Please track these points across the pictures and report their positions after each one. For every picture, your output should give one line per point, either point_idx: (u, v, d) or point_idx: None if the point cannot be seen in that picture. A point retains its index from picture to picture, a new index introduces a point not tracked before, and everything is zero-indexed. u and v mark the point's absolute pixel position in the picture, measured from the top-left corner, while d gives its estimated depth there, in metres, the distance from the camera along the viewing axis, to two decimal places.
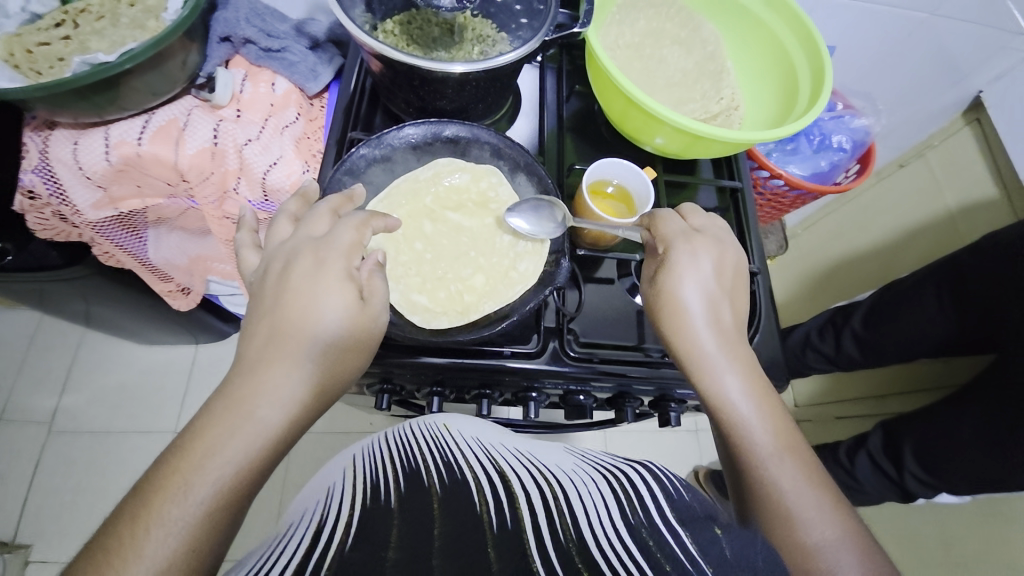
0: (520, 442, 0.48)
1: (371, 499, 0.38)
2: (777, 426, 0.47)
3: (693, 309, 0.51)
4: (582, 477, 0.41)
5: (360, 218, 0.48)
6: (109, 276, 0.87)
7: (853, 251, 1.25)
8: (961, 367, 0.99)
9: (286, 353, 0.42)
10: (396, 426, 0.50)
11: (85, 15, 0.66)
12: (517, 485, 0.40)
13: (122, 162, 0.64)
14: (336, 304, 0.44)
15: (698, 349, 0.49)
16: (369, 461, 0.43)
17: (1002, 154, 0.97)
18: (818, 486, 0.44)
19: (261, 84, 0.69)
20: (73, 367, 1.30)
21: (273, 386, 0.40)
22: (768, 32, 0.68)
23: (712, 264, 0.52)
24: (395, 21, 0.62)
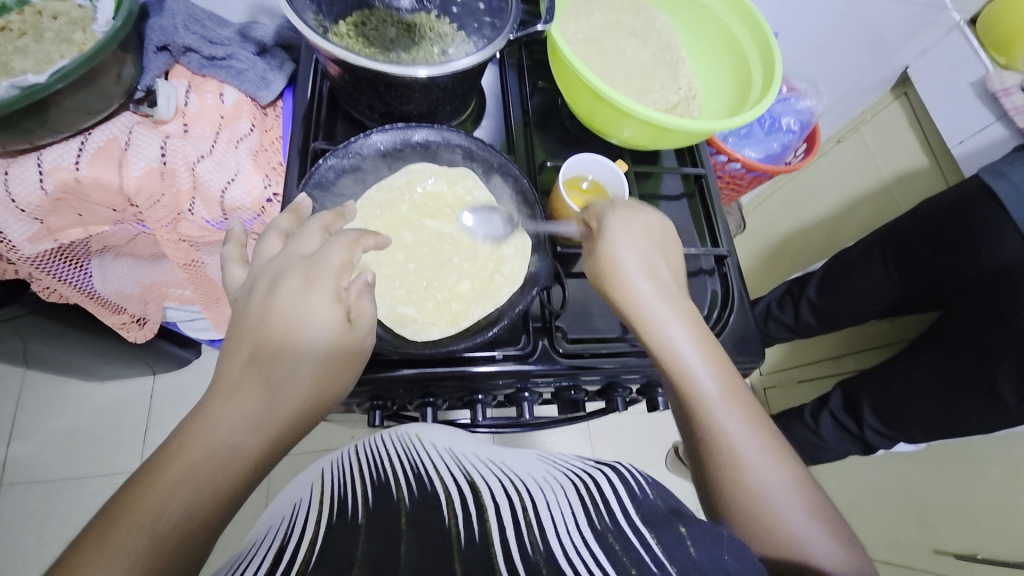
0: (493, 453, 0.47)
1: (335, 518, 0.37)
2: (720, 371, 0.46)
3: (630, 265, 0.50)
4: (552, 485, 0.41)
5: (352, 236, 0.46)
6: (52, 312, 0.80)
7: (802, 224, 1.33)
8: (907, 324, 1.07)
9: (274, 376, 0.39)
10: (368, 438, 0.50)
11: (3, 32, 0.59)
12: (487, 496, 0.39)
13: (60, 190, 0.59)
14: (323, 324, 0.41)
15: (639, 303, 0.49)
16: (337, 480, 0.42)
17: (928, 124, 1.06)
18: (762, 430, 0.44)
19: (207, 95, 0.65)
20: (15, 414, 1.19)
21: (260, 408, 0.38)
22: (718, 23, 0.70)
23: (642, 227, 0.53)
24: (348, 24, 0.59)
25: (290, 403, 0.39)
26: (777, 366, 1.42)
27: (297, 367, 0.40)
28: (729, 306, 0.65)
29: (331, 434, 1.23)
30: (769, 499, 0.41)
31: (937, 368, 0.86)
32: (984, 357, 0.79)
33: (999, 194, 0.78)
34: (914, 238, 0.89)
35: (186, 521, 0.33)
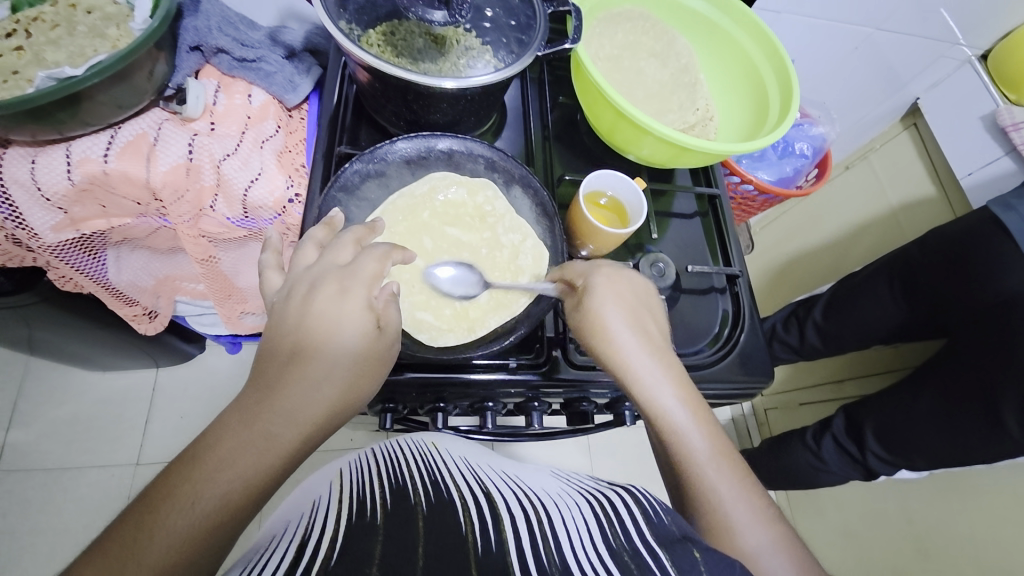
0: (509, 471, 0.48)
1: (354, 515, 0.36)
2: (710, 431, 0.46)
3: (619, 326, 0.49)
4: (567, 501, 0.42)
5: (383, 249, 0.46)
6: (64, 301, 0.80)
7: (807, 247, 1.34)
8: (911, 351, 1.08)
9: (306, 376, 0.39)
10: (386, 442, 0.52)
11: (37, 23, 0.60)
12: (503, 506, 0.39)
13: (87, 181, 0.60)
14: (355, 330, 0.41)
15: (630, 365, 0.47)
16: (358, 477, 0.43)
17: (937, 155, 1.08)
18: (749, 489, 0.45)
19: (235, 95, 0.67)
20: (16, 400, 1.19)
21: (293, 403, 0.38)
22: (738, 48, 0.72)
23: (626, 286, 0.51)
24: (378, 33, 0.60)
25: (324, 401, 0.39)
26: (779, 388, 1.42)
27: (328, 372, 0.40)
28: (740, 325, 0.65)
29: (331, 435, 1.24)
30: (763, 562, 0.41)
31: (942, 398, 0.86)
32: (987, 388, 0.79)
33: (1010, 226, 0.80)
34: (923, 266, 0.90)
35: (208, 512, 0.34)
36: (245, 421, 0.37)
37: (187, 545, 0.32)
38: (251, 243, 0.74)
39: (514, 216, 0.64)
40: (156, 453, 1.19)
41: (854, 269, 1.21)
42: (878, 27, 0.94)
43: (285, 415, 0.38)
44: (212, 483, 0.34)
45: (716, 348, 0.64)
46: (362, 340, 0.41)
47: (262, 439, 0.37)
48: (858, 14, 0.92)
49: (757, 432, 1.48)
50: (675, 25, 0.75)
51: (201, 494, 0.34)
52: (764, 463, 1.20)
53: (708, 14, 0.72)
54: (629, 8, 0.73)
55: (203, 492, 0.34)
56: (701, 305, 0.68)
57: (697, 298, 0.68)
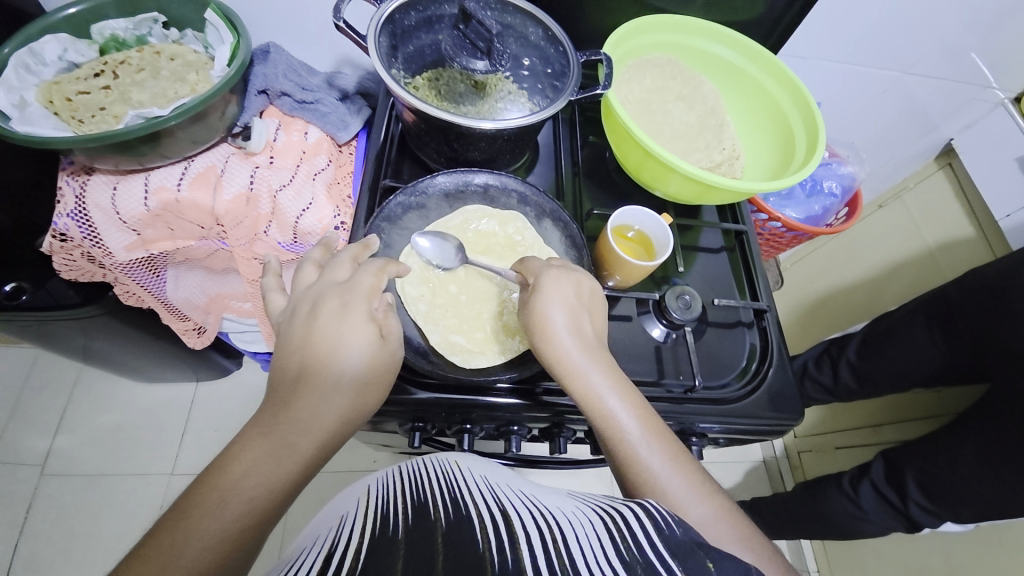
0: (528, 490, 0.46)
1: (377, 532, 0.37)
2: (644, 417, 0.48)
3: (556, 322, 0.50)
4: (581, 518, 0.39)
5: (378, 264, 0.50)
6: (124, 314, 0.87)
7: (840, 284, 1.32)
8: (954, 396, 1.03)
9: (321, 385, 0.43)
10: (411, 460, 0.52)
11: (124, 66, 0.69)
12: (518, 524, 0.37)
13: (161, 207, 0.67)
14: (359, 343, 0.45)
15: (564, 358, 0.49)
16: (382, 495, 0.44)
17: (975, 195, 1.05)
18: (686, 467, 0.46)
19: (294, 133, 0.74)
20: (68, 406, 1.27)
21: (311, 412, 0.41)
22: (763, 92, 0.75)
23: (567, 284, 0.53)
24: (424, 78, 0.67)
25: (334, 407, 0.42)
26: (813, 430, 1.37)
27: (341, 382, 0.43)
28: (768, 359, 0.65)
29: (355, 455, 1.27)
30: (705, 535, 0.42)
31: (986, 447, 0.82)
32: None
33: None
34: (962, 308, 0.88)
35: (238, 515, 0.36)
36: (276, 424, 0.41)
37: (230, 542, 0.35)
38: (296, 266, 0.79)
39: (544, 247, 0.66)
40: (189, 464, 1.24)
41: (889, 309, 1.18)
42: (906, 71, 0.96)
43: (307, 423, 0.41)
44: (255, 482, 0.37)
45: (743, 382, 0.64)
46: (369, 349, 0.45)
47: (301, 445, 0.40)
48: (885, 59, 0.93)
49: (789, 476, 1.42)
50: (702, 70, 0.78)
51: (243, 491, 0.37)
52: (795, 509, 1.15)
53: (732, 60, 0.75)
54: (657, 55, 0.77)
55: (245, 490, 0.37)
56: (728, 338, 0.68)
57: (723, 332, 0.68)
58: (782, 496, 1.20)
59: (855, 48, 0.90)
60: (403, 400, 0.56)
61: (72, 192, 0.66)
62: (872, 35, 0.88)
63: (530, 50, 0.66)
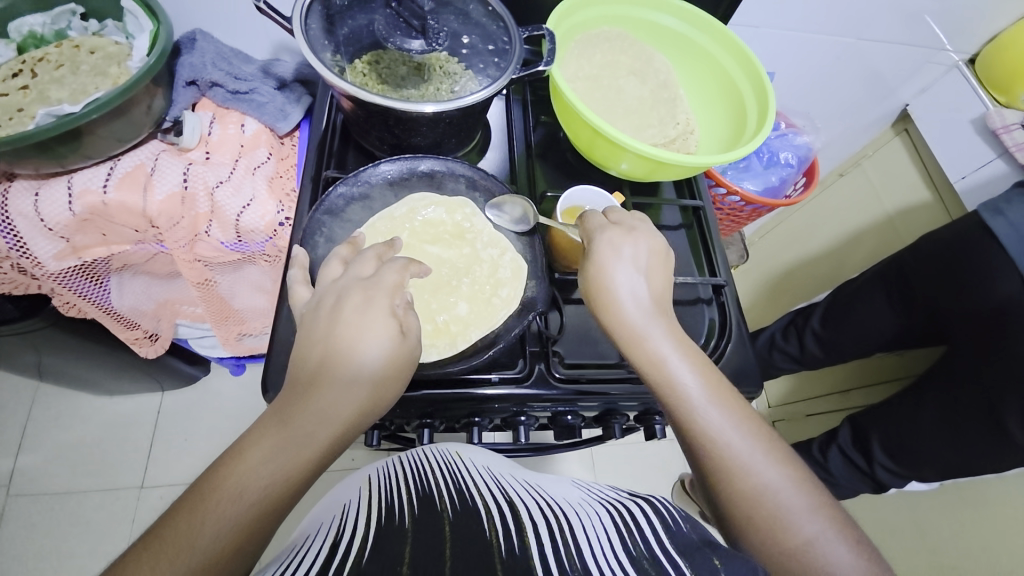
0: (531, 479, 0.49)
1: (384, 520, 0.37)
2: (708, 383, 0.47)
3: (618, 288, 0.51)
4: (587, 511, 0.41)
5: (401, 262, 0.47)
6: (70, 326, 0.83)
7: (806, 255, 1.34)
8: (912, 359, 1.07)
9: (337, 380, 0.41)
10: (410, 451, 0.53)
11: (42, 63, 0.63)
12: (526, 513, 0.39)
13: (88, 212, 0.63)
14: (378, 338, 0.42)
15: (630, 325, 0.50)
16: (386, 485, 0.44)
17: (930, 161, 1.07)
18: (753, 431, 0.46)
19: (229, 126, 0.70)
20: (25, 426, 1.21)
21: (322, 403, 0.40)
22: (715, 63, 0.73)
23: (633, 249, 0.53)
24: (364, 61, 0.65)
25: (347, 398, 0.40)
26: (785, 400, 1.40)
27: (354, 376, 0.41)
28: (726, 334, 0.65)
29: None
30: (769, 494, 0.43)
31: (946, 405, 0.84)
32: (987, 392, 0.78)
33: (996, 230, 0.78)
34: (918, 274, 0.89)
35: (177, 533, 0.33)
36: (273, 425, 0.39)
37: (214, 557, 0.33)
38: (247, 266, 0.76)
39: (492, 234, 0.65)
40: (161, 475, 1.21)
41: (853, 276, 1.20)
42: (859, 37, 0.95)
43: (309, 416, 0.39)
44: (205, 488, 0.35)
45: None
46: (387, 347, 0.42)
47: (250, 451, 0.38)
48: (837, 27, 0.92)
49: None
50: (653, 42, 0.76)
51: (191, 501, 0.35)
52: None
53: (682, 31, 0.73)
54: (607, 29, 0.74)
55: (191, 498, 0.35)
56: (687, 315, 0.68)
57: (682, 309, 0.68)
58: None
59: (806, 15, 0.89)
60: None
61: None
62: (822, 1, 0.87)
63: (473, 27, 0.63)
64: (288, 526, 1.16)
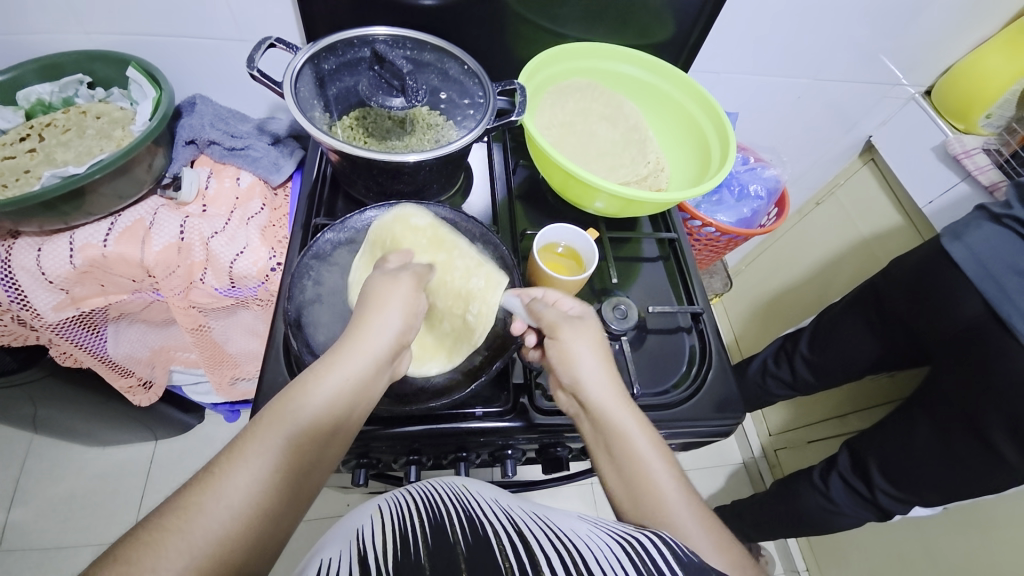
0: (540, 509, 0.44)
1: (399, 555, 0.37)
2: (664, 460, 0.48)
3: (583, 357, 0.51)
4: (600, 543, 0.36)
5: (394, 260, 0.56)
6: (67, 376, 0.84)
7: (791, 281, 1.37)
8: (904, 380, 1.07)
9: (330, 380, 0.43)
10: (421, 483, 0.51)
11: (49, 128, 0.68)
12: (539, 551, 0.35)
13: (87, 264, 0.66)
14: (391, 320, 0.49)
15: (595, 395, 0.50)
16: (398, 515, 0.43)
17: (898, 187, 1.12)
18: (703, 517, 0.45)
19: (225, 179, 0.74)
20: (15, 481, 1.19)
21: (313, 405, 0.41)
22: (679, 106, 0.79)
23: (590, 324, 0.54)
24: (352, 117, 0.70)
25: (339, 400, 0.43)
26: (785, 426, 1.39)
27: (348, 383, 0.43)
28: (707, 362, 0.67)
29: (326, 500, 1.24)
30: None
31: (936, 425, 0.84)
32: (969, 412, 0.79)
33: (954, 255, 0.81)
34: (897, 296, 0.91)
35: None
36: (263, 423, 0.40)
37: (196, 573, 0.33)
38: (240, 311, 0.78)
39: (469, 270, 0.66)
40: None
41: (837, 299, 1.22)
42: (816, 77, 1.02)
43: (299, 416, 0.41)
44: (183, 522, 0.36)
45: (684, 386, 0.66)
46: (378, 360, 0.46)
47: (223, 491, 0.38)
48: (795, 68, 0.99)
49: (768, 473, 1.42)
50: (622, 90, 0.82)
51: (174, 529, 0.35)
52: (770, 509, 1.15)
53: (645, 78, 0.79)
54: (577, 80, 0.80)
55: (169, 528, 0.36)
56: (667, 343, 0.70)
57: (662, 337, 0.70)
58: (758, 496, 1.20)
59: (764, 60, 0.96)
60: None
61: None
62: (777, 47, 0.94)
63: (451, 84, 0.69)
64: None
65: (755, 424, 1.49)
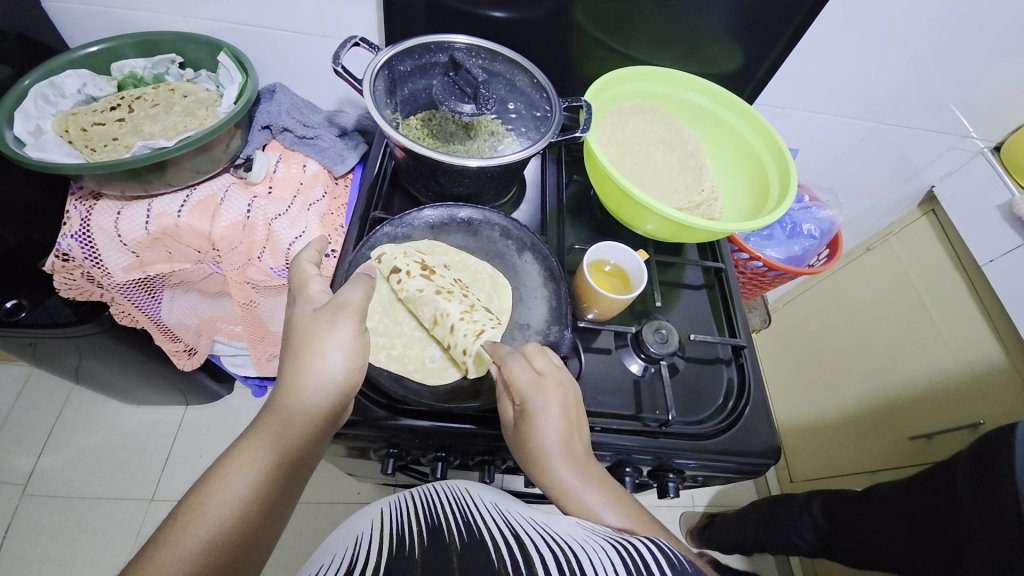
0: (537, 514, 0.45)
1: (393, 552, 0.38)
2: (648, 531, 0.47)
3: (551, 448, 0.50)
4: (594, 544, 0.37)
5: (365, 281, 0.54)
6: (119, 334, 0.89)
7: (830, 325, 1.34)
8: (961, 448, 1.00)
9: (309, 381, 0.48)
10: (421, 487, 0.52)
11: (139, 101, 0.73)
12: (532, 549, 0.36)
13: (160, 231, 0.71)
14: (342, 341, 0.49)
15: (563, 486, 0.49)
16: (396, 515, 0.45)
17: (973, 268, 1.03)
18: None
19: (293, 165, 0.78)
20: (54, 427, 1.26)
21: (297, 404, 0.47)
22: (740, 137, 0.78)
23: (554, 408, 0.51)
24: (417, 118, 0.72)
25: (309, 413, 0.48)
26: (810, 474, 1.33)
27: (319, 380, 0.48)
28: (745, 397, 0.66)
29: (338, 486, 1.26)
30: None
31: None
32: None
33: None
34: None
35: None
36: (262, 424, 0.47)
37: (215, 548, 0.41)
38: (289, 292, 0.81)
39: (501, 279, 0.68)
40: (171, 490, 1.22)
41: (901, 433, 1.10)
42: (882, 121, 0.99)
43: (289, 416, 0.47)
44: (224, 501, 0.43)
45: (719, 419, 0.64)
46: (352, 358, 0.49)
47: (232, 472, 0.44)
48: (859, 111, 0.97)
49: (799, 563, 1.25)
50: (682, 116, 0.82)
51: (217, 510, 0.42)
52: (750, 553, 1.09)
53: (708, 107, 0.79)
54: (639, 102, 0.80)
55: (217, 508, 0.42)
56: (706, 373, 0.69)
57: (702, 367, 0.69)
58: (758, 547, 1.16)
59: (828, 99, 0.94)
60: (379, 425, 0.57)
61: (77, 215, 0.70)
62: (842, 89, 0.92)
63: (518, 95, 0.71)
64: (286, 557, 1.15)
65: (779, 468, 1.44)
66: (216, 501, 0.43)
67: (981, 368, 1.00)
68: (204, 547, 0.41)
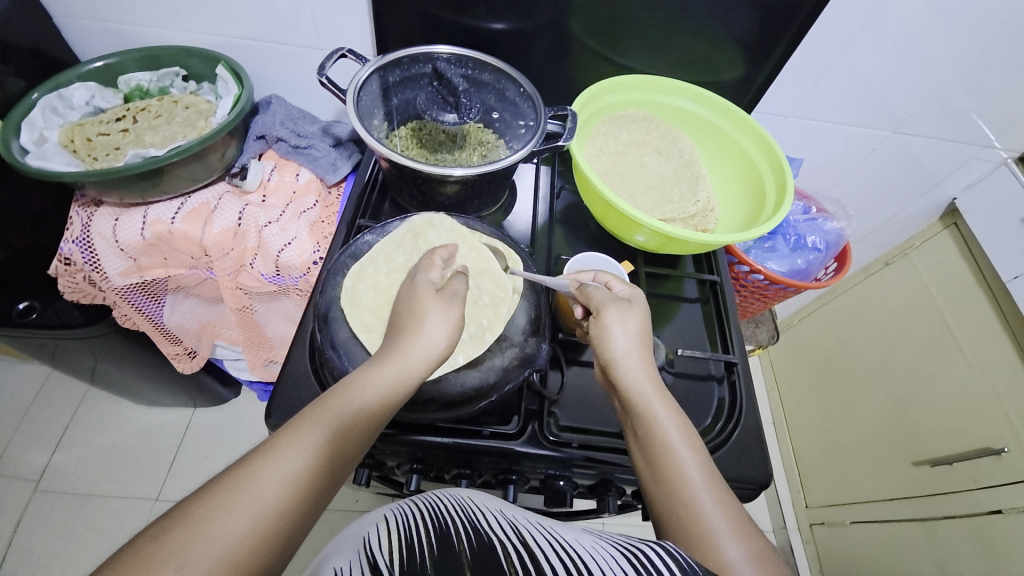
0: (544, 519, 0.44)
1: (404, 565, 0.37)
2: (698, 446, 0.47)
3: (626, 341, 0.52)
4: (603, 553, 0.36)
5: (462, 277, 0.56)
6: (124, 336, 0.92)
7: (846, 342, 1.28)
8: (986, 476, 0.92)
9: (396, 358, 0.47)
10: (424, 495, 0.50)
11: (144, 112, 0.76)
12: (541, 560, 0.35)
13: (155, 237, 0.73)
14: (438, 325, 0.50)
15: (633, 375, 0.50)
16: (402, 519, 0.44)
17: (998, 286, 0.97)
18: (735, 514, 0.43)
19: (287, 174, 0.80)
20: (68, 424, 1.31)
21: (373, 381, 0.45)
22: (736, 146, 0.76)
23: (635, 318, 0.54)
24: (408, 129, 0.73)
25: (384, 391, 0.45)
26: (825, 499, 1.26)
27: (406, 380, 0.47)
28: (734, 418, 0.62)
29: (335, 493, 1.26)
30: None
31: None
32: None
33: None
34: None
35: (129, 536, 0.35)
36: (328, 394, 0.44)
37: (252, 539, 0.36)
38: (283, 298, 0.82)
39: (512, 257, 0.67)
40: (176, 489, 1.25)
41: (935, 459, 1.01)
42: (895, 129, 0.94)
43: (357, 388, 0.44)
44: (278, 475, 0.39)
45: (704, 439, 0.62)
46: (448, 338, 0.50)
47: None
48: (871, 117, 0.92)
49: None
50: (678, 125, 0.81)
51: (267, 488, 0.38)
52: None
53: (704, 116, 0.77)
54: (633, 111, 0.79)
55: (265, 488, 0.38)
56: (694, 391, 0.66)
57: (691, 383, 0.66)
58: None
59: (835, 107, 0.91)
60: None
61: (79, 221, 0.73)
62: (851, 96, 0.89)
63: (506, 104, 0.71)
64: None
65: (792, 490, 1.37)
66: (262, 480, 0.38)
67: (1005, 392, 0.93)
68: (241, 541, 0.36)
